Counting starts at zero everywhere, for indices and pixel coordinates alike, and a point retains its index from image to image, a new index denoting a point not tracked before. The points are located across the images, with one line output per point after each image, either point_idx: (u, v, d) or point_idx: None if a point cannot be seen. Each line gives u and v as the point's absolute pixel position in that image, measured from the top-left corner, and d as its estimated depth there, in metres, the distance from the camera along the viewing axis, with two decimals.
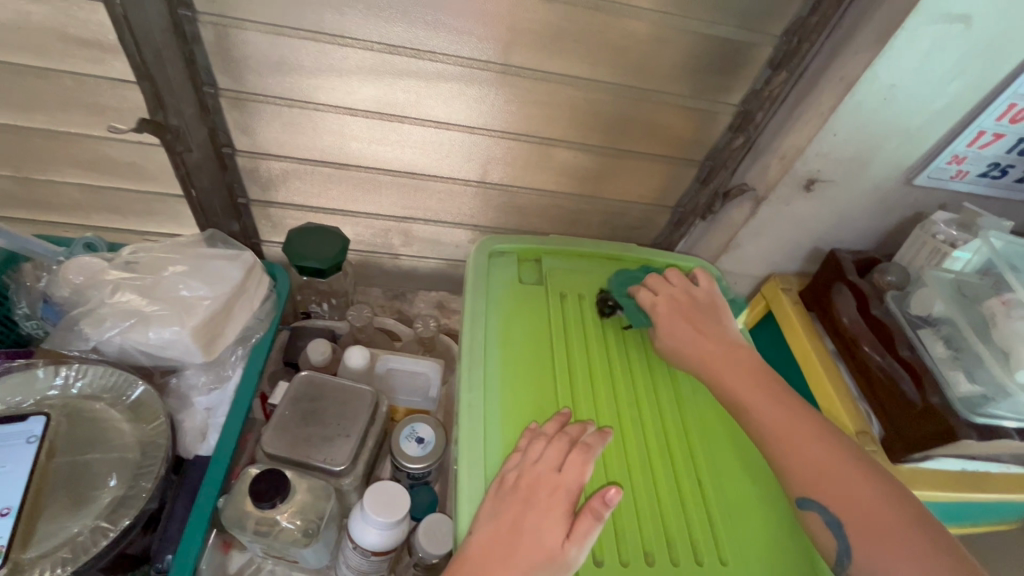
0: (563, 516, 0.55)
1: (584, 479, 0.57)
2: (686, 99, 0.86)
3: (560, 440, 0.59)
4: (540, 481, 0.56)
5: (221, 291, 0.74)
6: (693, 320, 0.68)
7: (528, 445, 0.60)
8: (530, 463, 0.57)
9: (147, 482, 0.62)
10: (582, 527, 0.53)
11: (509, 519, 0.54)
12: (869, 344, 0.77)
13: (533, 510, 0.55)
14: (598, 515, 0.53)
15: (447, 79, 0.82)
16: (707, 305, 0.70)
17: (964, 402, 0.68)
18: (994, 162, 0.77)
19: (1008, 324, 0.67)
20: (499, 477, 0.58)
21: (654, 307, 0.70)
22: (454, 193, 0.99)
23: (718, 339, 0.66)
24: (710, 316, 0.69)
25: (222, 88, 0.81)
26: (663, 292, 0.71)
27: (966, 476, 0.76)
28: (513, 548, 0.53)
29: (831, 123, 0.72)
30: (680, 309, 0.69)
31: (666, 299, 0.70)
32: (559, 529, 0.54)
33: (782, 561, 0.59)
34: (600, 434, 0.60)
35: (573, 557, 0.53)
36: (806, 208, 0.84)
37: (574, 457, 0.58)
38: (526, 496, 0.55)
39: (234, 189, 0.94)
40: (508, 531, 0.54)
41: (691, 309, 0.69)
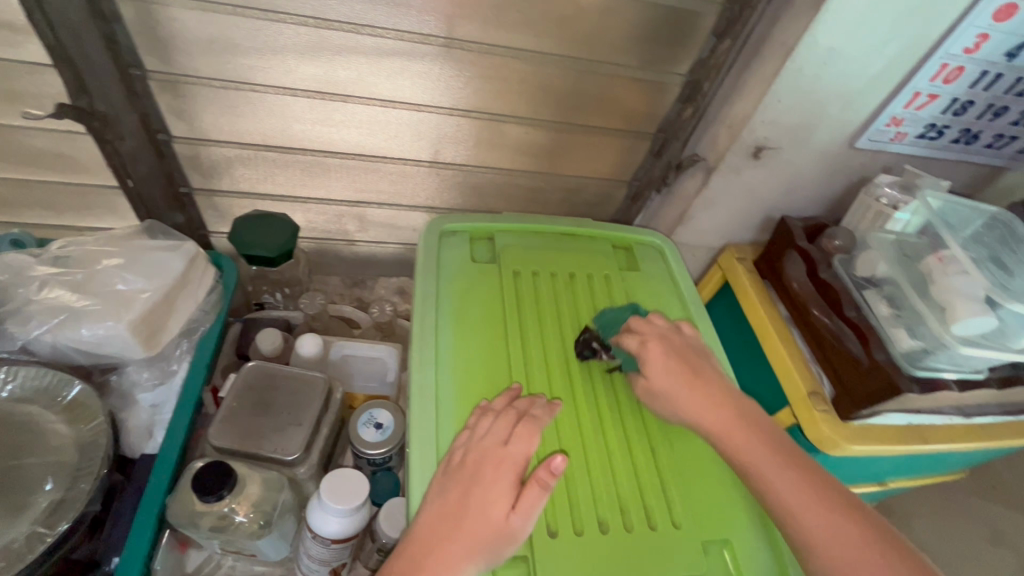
0: (510, 488, 0.55)
1: (532, 451, 0.57)
2: (635, 70, 0.86)
3: (508, 414, 0.59)
4: (486, 455, 0.56)
5: (161, 284, 0.71)
6: (689, 364, 0.63)
7: (477, 421, 0.60)
8: (478, 439, 0.57)
9: (87, 483, 0.60)
10: (529, 498, 0.54)
11: (456, 494, 0.54)
12: (818, 307, 0.79)
13: (480, 484, 0.54)
14: (545, 485, 0.54)
15: (389, 55, 0.79)
16: (696, 346, 0.66)
17: (906, 357, 0.71)
18: (931, 123, 0.79)
19: (945, 280, 0.68)
20: (448, 456, 0.57)
21: (642, 350, 0.64)
22: (407, 174, 0.97)
23: (719, 386, 0.62)
24: (701, 359, 0.65)
25: (150, 70, 0.77)
26: (650, 333, 0.66)
27: (912, 430, 0.79)
28: (459, 523, 0.53)
29: (775, 90, 0.73)
30: (673, 350, 0.64)
31: (655, 340, 0.65)
32: (505, 501, 0.54)
33: (730, 522, 0.61)
34: (547, 407, 0.61)
35: (520, 528, 0.53)
36: (756, 176, 0.85)
37: (520, 430, 0.58)
38: (473, 472, 0.55)
39: (174, 178, 0.90)
40: (455, 507, 0.54)
41: (684, 352, 0.64)
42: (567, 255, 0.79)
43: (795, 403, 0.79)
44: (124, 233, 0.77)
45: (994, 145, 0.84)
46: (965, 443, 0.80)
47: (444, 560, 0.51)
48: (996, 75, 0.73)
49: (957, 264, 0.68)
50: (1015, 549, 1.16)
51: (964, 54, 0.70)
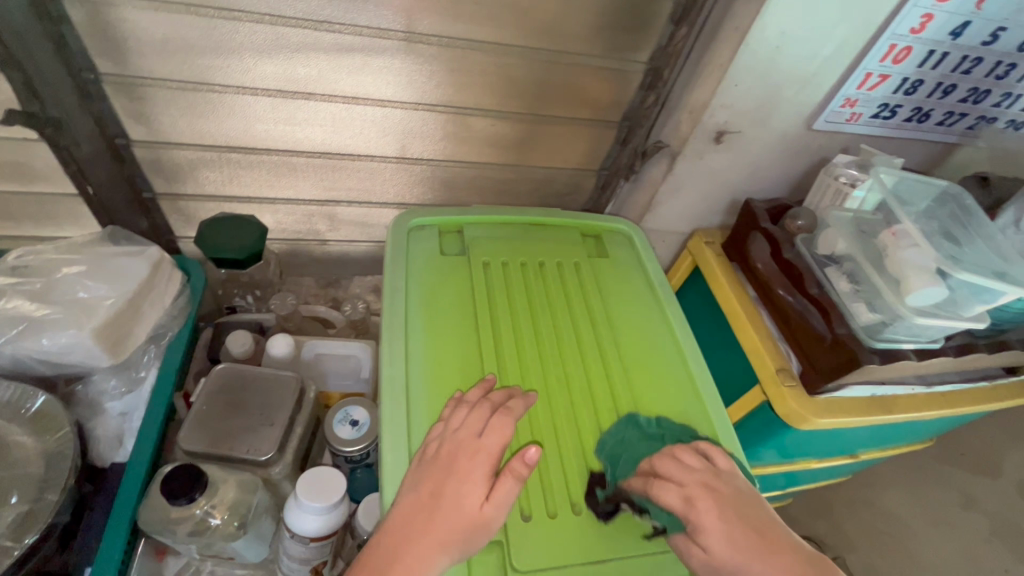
0: (484, 479, 0.55)
1: (507, 442, 0.57)
2: (597, 59, 0.86)
3: (482, 405, 0.59)
4: (460, 447, 0.56)
5: (124, 290, 0.70)
6: (746, 520, 0.54)
7: (451, 412, 0.60)
8: (452, 432, 0.57)
9: (55, 494, 0.59)
10: (504, 488, 0.54)
11: (429, 486, 0.54)
12: (782, 287, 0.81)
13: (456, 474, 0.55)
14: (518, 475, 0.55)
15: (350, 51, 0.79)
16: (747, 490, 0.56)
17: (866, 330, 0.73)
18: (883, 103, 0.81)
19: (899, 254, 0.69)
20: (422, 448, 0.58)
21: (688, 507, 0.54)
22: (376, 171, 0.96)
23: (796, 550, 0.52)
24: (755, 506, 0.55)
25: (104, 73, 0.76)
26: (690, 482, 0.56)
27: (877, 401, 0.81)
28: (434, 513, 0.53)
29: (731, 74, 0.74)
30: (723, 503, 0.54)
31: (699, 491, 0.55)
32: (479, 491, 0.54)
33: None
34: (523, 399, 0.60)
35: (493, 516, 0.53)
36: (720, 160, 0.86)
37: (495, 422, 0.58)
38: (446, 463, 0.55)
39: (136, 183, 0.89)
40: (429, 497, 0.54)
41: (737, 504, 0.54)
42: (537, 246, 0.79)
43: (764, 381, 0.81)
44: (85, 239, 0.75)
45: (945, 122, 0.87)
46: (927, 412, 0.83)
47: (417, 550, 0.51)
48: (943, 54, 0.76)
49: (908, 238, 0.69)
50: (984, 513, 1.20)
51: (910, 34, 0.72)
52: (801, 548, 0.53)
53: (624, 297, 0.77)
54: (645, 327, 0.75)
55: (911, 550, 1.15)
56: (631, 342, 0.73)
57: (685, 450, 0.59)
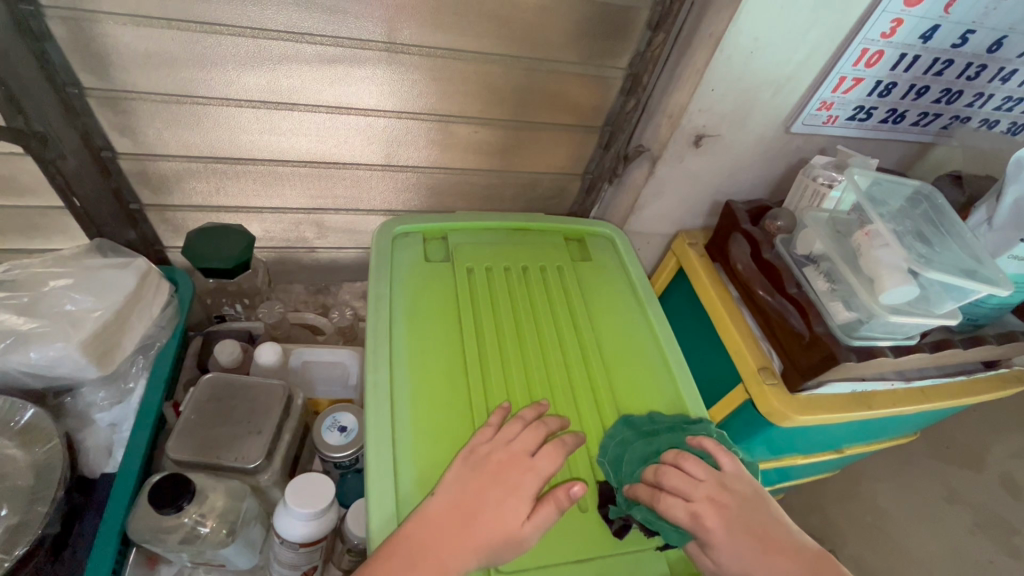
0: (528, 499, 0.56)
1: (557, 471, 0.59)
2: (578, 66, 0.88)
3: (537, 427, 0.61)
4: (511, 460, 0.58)
5: (112, 302, 0.71)
6: (752, 527, 0.54)
7: (503, 423, 0.62)
8: (504, 443, 0.59)
9: (44, 506, 0.60)
10: (544, 513, 0.55)
11: (474, 487, 0.56)
12: (762, 287, 0.82)
13: (501, 487, 0.56)
14: (560, 504, 0.56)
15: (333, 62, 0.80)
16: (754, 496, 0.56)
17: (843, 328, 0.75)
18: (859, 106, 0.83)
19: (871, 253, 0.70)
20: (469, 449, 0.59)
21: (696, 521, 0.55)
22: (361, 179, 0.97)
23: (805, 553, 0.54)
24: (761, 512, 0.55)
25: (88, 88, 0.76)
26: (697, 495, 0.56)
27: (857, 397, 0.83)
28: (473, 516, 0.54)
29: (707, 80, 0.76)
30: (729, 510, 0.55)
31: (708, 504, 0.55)
32: (521, 509, 0.55)
33: None
34: (576, 435, 0.62)
35: (527, 537, 0.54)
36: (700, 163, 0.88)
37: (548, 448, 0.60)
38: (495, 471, 0.57)
39: (123, 195, 0.89)
40: (472, 499, 0.55)
41: (743, 514, 0.55)
42: (521, 250, 0.80)
43: (747, 379, 0.83)
44: (72, 252, 0.76)
45: (919, 123, 0.89)
46: (907, 407, 0.84)
47: (446, 547, 0.53)
48: (914, 57, 0.77)
49: (880, 237, 0.70)
50: (970, 505, 1.21)
51: (881, 39, 0.74)
52: (805, 552, 0.54)
53: (606, 300, 0.79)
54: (627, 329, 0.76)
55: (898, 543, 1.17)
56: (613, 344, 0.74)
57: (693, 459, 0.58)
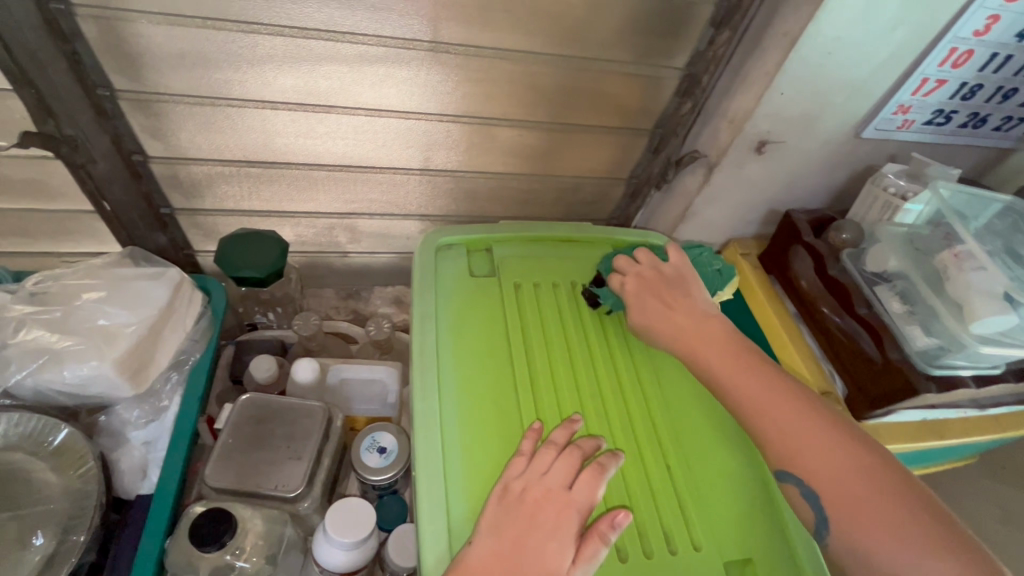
0: (571, 537, 0.52)
1: (596, 500, 0.55)
2: (630, 66, 0.82)
3: (571, 453, 0.57)
4: (548, 497, 0.54)
5: (145, 316, 0.68)
6: (661, 292, 0.64)
7: (534, 450, 0.57)
8: (538, 477, 0.55)
9: (80, 535, 0.59)
10: (590, 551, 0.52)
11: (512, 535, 0.52)
12: (828, 306, 0.77)
13: (540, 529, 0.52)
14: (605, 538, 0.52)
15: (373, 62, 0.75)
16: (676, 277, 0.65)
17: (922, 355, 0.68)
18: (938, 109, 0.76)
19: (962, 276, 0.66)
20: (502, 486, 0.55)
21: (622, 287, 0.67)
22: (398, 182, 0.93)
23: (699, 316, 0.62)
24: (680, 288, 0.64)
25: (119, 90, 0.73)
26: (630, 270, 0.67)
27: (926, 425, 0.77)
28: (516, 566, 0.50)
29: (777, 82, 0.70)
30: (645, 280, 0.65)
31: (634, 277, 0.66)
32: (565, 552, 0.51)
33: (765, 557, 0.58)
34: (613, 455, 0.58)
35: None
36: (759, 170, 0.82)
37: (585, 477, 0.55)
38: (533, 514, 0.53)
39: (153, 200, 0.86)
40: (514, 547, 0.51)
41: (660, 284, 0.65)
42: (569, 264, 0.75)
43: None
44: (104, 261, 0.73)
45: (1002, 128, 0.81)
46: (978, 436, 0.79)
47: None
48: (1006, 57, 0.70)
49: (973, 259, 0.66)
50: None
51: (973, 37, 0.67)
52: (702, 314, 0.62)
53: None
54: None
55: None
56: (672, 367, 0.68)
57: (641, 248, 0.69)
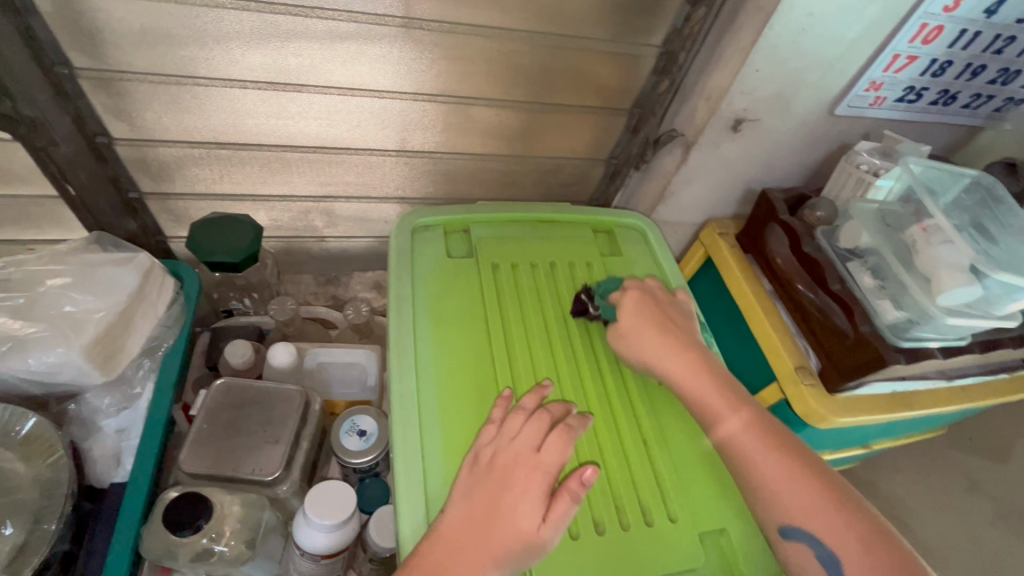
0: (541, 497, 0.53)
1: (566, 460, 0.55)
2: (607, 44, 0.81)
3: (540, 417, 0.57)
4: (517, 460, 0.54)
5: (114, 302, 0.66)
6: (664, 316, 0.65)
7: (505, 416, 0.58)
8: (508, 441, 0.55)
9: (51, 523, 0.58)
10: (560, 508, 0.52)
11: (483, 499, 0.52)
12: (803, 282, 0.77)
13: (509, 490, 0.53)
14: (575, 496, 0.53)
15: (345, 38, 0.73)
16: (678, 306, 0.67)
17: (891, 328, 0.70)
18: (909, 86, 0.77)
19: (929, 251, 0.67)
20: (474, 454, 0.55)
21: (622, 299, 0.66)
22: (374, 164, 0.92)
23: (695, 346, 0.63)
24: (679, 316, 0.66)
25: (79, 68, 0.70)
26: (634, 286, 0.67)
27: (897, 397, 0.79)
28: (487, 527, 0.51)
29: (753, 59, 0.69)
30: (651, 302, 0.66)
31: (636, 292, 0.66)
32: (536, 512, 0.52)
33: (735, 520, 0.59)
34: (582, 418, 0.58)
35: (549, 540, 0.52)
36: (736, 150, 0.82)
37: (554, 438, 0.56)
38: (502, 476, 0.53)
39: (121, 184, 0.84)
40: (484, 509, 0.52)
41: (659, 304, 0.66)
42: (547, 243, 0.75)
43: (782, 379, 0.78)
44: (70, 246, 0.71)
45: (971, 105, 0.82)
46: (946, 407, 0.80)
47: (465, 568, 0.49)
48: (975, 33, 0.71)
49: (941, 233, 0.67)
50: None
51: (943, 13, 0.68)
52: (698, 345, 0.64)
53: None
54: None
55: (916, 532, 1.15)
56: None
57: (652, 278, 0.72)
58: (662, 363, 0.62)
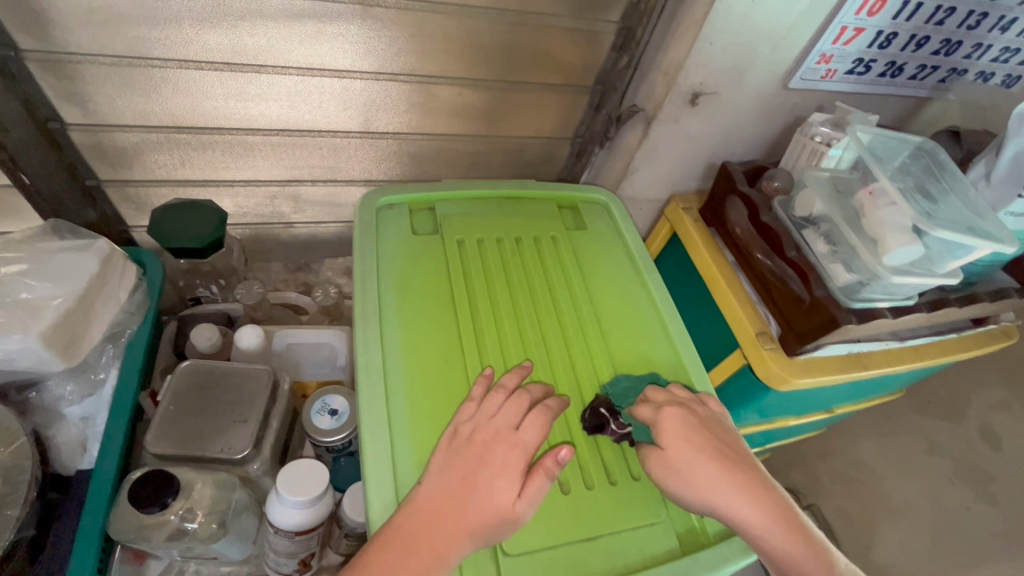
0: (517, 474, 0.53)
1: (543, 439, 0.55)
2: (566, 20, 0.82)
3: (520, 397, 0.58)
4: (496, 438, 0.54)
5: (73, 289, 0.65)
6: (710, 439, 0.57)
7: (484, 394, 0.58)
8: (486, 419, 0.55)
9: (14, 510, 0.57)
10: (535, 486, 0.52)
11: (461, 474, 0.52)
12: (761, 250, 0.80)
13: (487, 467, 0.52)
14: (550, 474, 0.52)
15: (301, 18, 0.73)
16: (718, 419, 0.60)
17: (843, 290, 0.73)
18: (858, 58, 0.79)
19: (875, 213, 0.69)
20: (452, 429, 0.55)
21: (657, 419, 0.57)
22: (338, 148, 0.92)
23: (753, 475, 0.56)
24: (725, 435, 0.58)
25: (25, 50, 0.68)
26: (665, 402, 0.59)
27: (853, 357, 0.82)
28: (464, 501, 0.51)
29: (706, 31, 0.71)
30: (692, 422, 0.57)
31: (673, 410, 0.58)
32: (512, 487, 0.52)
33: None
34: (561, 400, 0.59)
35: (523, 514, 0.51)
36: (696, 124, 0.84)
37: (533, 417, 0.56)
38: (480, 453, 0.53)
39: (77, 171, 0.82)
40: (461, 484, 0.52)
41: (700, 422, 0.58)
42: (512, 220, 0.76)
43: (744, 344, 0.81)
44: (25, 234, 0.70)
45: (918, 76, 0.85)
46: (899, 366, 0.83)
47: (440, 537, 0.49)
48: (916, 5, 0.73)
49: (886, 197, 0.69)
50: None
51: None
52: (756, 472, 0.56)
53: (603, 266, 0.76)
54: (625, 294, 0.73)
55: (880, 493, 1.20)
56: (630, 367, 0.67)
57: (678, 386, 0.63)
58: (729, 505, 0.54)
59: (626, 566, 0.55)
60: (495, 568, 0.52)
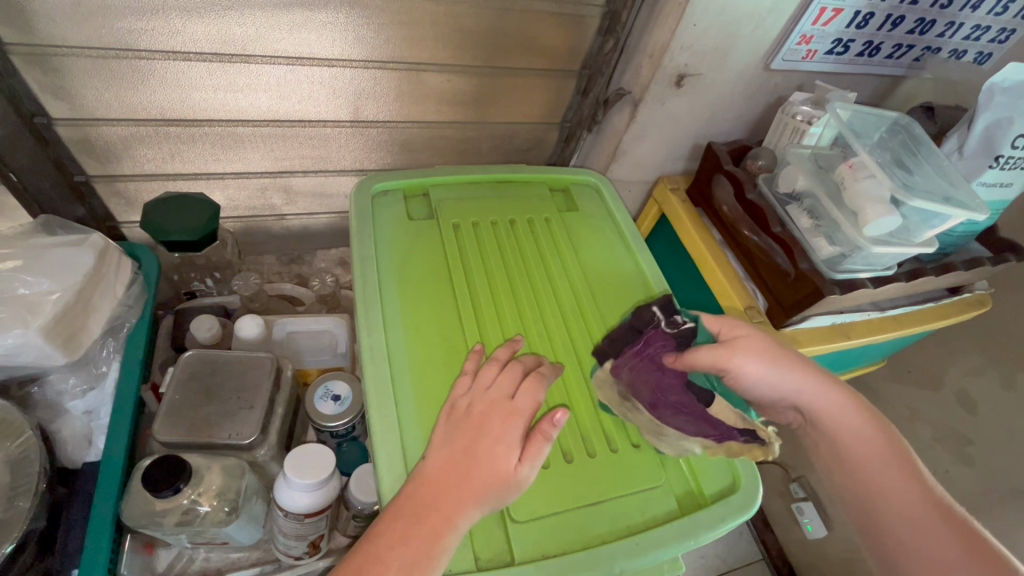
0: (516, 439, 0.54)
1: (538, 406, 0.57)
2: (551, 5, 0.83)
3: (512, 367, 0.59)
4: (493, 408, 0.55)
5: (70, 282, 0.65)
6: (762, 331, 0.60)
7: (479, 368, 0.60)
8: (482, 391, 0.57)
9: (26, 501, 0.59)
10: (534, 449, 0.53)
11: (462, 444, 0.54)
12: (747, 226, 0.82)
13: (488, 434, 0.54)
14: (548, 436, 0.54)
15: (291, 7, 0.73)
16: None
17: (826, 262, 0.76)
18: (837, 38, 0.81)
19: (855, 185, 0.72)
20: (451, 405, 0.57)
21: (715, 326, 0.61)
22: (329, 137, 0.92)
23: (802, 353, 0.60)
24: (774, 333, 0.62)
25: (9, 44, 0.68)
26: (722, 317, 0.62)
27: (837, 329, 0.85)
28: (468, 470, 0.52)
29: (690, 13, 0.73)
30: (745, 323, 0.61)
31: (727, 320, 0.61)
32: (511, 452, 0.53)
33: None
34: (554, 368, 0.60)
35: (525, 477, 0.53)
36: (681, 105, 0.86)
37: (527, 385, 0.57)
38: (479, 422, 0.55)
39: (65, 167, 0.81)
40: (464, 454, 0.53)
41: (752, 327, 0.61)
42: (505, 202, 0.78)
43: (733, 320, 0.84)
44: (16, 231, 0.69)
45: (894, 55, 0.88)
46: (882, 335, 0.87)
47: (448, 504, 0.51)
48: None
49: (866, 169, 0.72)
50: None
51: None
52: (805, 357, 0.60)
53: (594, 242, 0.78)
54: (617, 269, 0.75)
55: None
56: None
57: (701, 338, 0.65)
58: (807, 394, 0.57)
59: (627, 529, 0.57)
60: (503, 535, 0.54)
